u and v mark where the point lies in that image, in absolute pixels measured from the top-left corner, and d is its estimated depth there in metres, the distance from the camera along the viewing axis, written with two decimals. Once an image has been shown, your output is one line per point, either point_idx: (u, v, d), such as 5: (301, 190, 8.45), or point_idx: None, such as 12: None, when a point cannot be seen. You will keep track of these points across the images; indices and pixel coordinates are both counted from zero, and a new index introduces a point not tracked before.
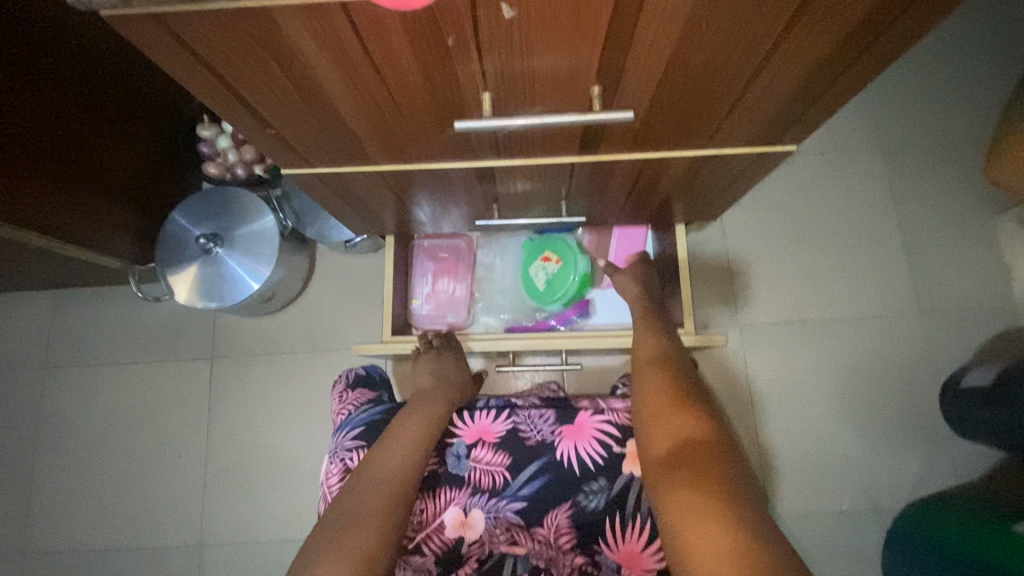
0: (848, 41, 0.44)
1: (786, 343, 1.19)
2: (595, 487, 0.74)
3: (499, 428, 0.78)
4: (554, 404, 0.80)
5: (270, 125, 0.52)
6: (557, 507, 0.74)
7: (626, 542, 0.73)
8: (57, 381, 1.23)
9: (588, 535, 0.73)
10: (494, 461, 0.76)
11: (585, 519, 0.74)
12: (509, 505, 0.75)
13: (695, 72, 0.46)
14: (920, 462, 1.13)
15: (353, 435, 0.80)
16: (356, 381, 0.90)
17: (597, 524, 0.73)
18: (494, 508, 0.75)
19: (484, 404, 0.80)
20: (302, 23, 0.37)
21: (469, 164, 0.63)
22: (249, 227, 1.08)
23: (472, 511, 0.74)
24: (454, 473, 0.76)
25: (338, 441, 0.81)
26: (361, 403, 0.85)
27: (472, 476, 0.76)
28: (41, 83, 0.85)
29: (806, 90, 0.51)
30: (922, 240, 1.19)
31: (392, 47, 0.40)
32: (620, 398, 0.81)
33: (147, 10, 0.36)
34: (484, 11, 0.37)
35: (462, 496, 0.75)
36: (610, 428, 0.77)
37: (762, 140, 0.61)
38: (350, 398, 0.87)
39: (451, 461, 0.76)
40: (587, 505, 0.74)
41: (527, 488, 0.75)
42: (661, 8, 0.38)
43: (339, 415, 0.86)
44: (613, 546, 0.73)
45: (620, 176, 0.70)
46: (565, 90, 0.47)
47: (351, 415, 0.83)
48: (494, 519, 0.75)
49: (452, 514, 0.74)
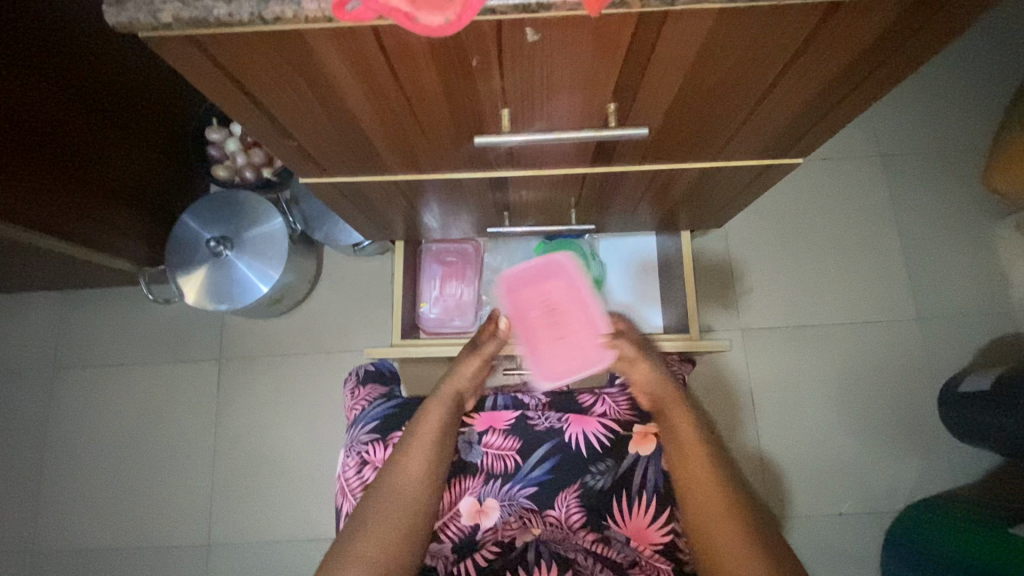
0: (861, 59, 0.45)
1: (787, 348, 1.21)
2: (601, 467, 0.77)
3: (510, 416, 0.81)
4: (559, 400, 0.83)
5: (292, 138, 0.54)
6: (567, 488, 0.76)
7: (633, 517, 0.74)
8: (66, 381, 1.24)
9: (595, 512, 0.75)
10: (505, 446, 0.78)
11: (594, 498, 0.75)
12: (521, 490, 0.76)
13: (708, 90, 0.47)
14: (919, 466, 1.15)
15: (369, 429, 0.81)
16: (368, 377, 0.91)
17: (604, 502, 0.75)
18: (507, 494, 0.76)
19: (495, 402, 0.84)
20: (334, 44, 0.38)
21: (483, 174, 0.64)
22: (258, 230, 1.09)
23: (487, 499, 0.76)
24: (467, 461, 0.77)
25: (354, 434, 0.82)
26: (374, 398, 0.86)
27: (484, 462, 0.78)
28: (60, 90, 0.87)
29: (815, 106, 0.52)
30: (921, 247, 1.22)
31: (417, 68, 0.42)
32: (617, 386, 0.85)
33: (186, 33, 0.37)
34: (509, 37, 0.38)
35: (476, 486, 0.76)
36: (615, 416, 0.81)
37: (767, 155, 0.63)
38: (362, 393, 0.87)
39: (464, 448, 0.78)
40: (594, 484, 0.76)
41: (538, 470, 0.77)
42: (679, 32, 0.39)
43: (352, 410, 0.87)
44: (621, 521, 0.75)
45: (629, 186, 0.71)
46: (582, 107, 0.48)
47: (366, 410, 0.84)
48: (509, 507, 0.76)
49: (468, 503, 0.75)
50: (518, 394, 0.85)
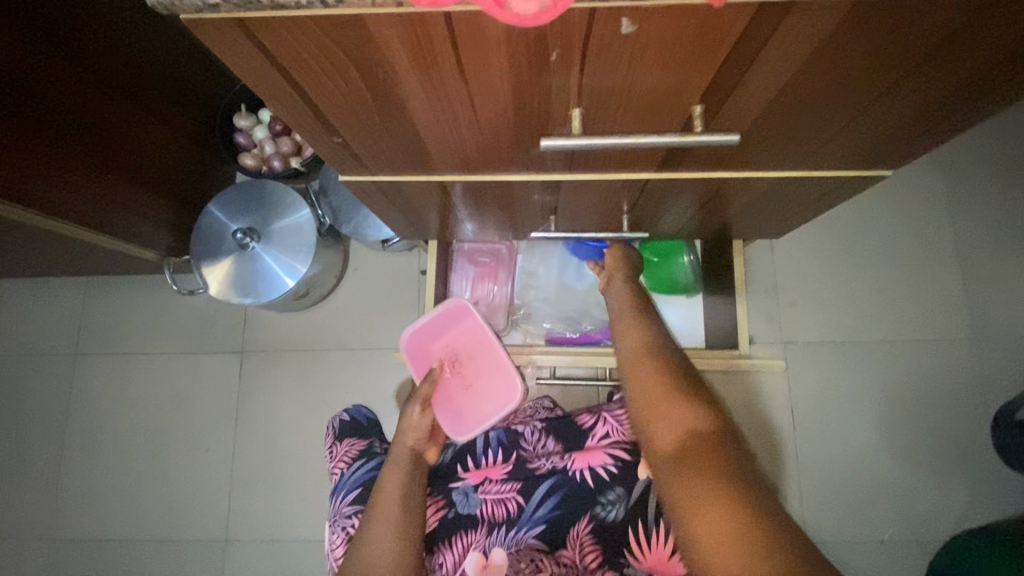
0: (1001, 63, 0.38)
1: (832, 364, 1.14)
2: (612, 496, 0.72)
3: (505, 465, 0.79)
4: (556, 430, 0.81)
5: (338, 135, 0.50)
6: (578, 523, 0.72)
7: (653, 549, 0.70)
8: (88, 368, 1.22)
9: (613, 549, 0.71)
10: (504, 489, 0.76)
11: (607, 533, 0.71)
12: (529, 532, 0.72)
13: (817, 92, 0.42)
14: (969, 494, 1.08)
15: (350, 499, 0.78)
16: (345, 434, 0.89)
17: (620, 536, 0.71)
18: (514, 539, 0.72)
19: (485, 446, 0.82)
20: (397, 30, 0.33)
21: (537, 177, 0.59)
22: (270, 223, 1.05)
23: (493, 551, 0.72)
24: (465, 513, 0.75)
25: (336, 506, 0.79)
26: (353, 458, 0.84)
27: (484, 510, 0.75)
28: (86, 69, 0.83)
29: (932, 113, 0.45)
30: (980, 261, 1.15)
31: (487, 60, 0.37)
32: (618, 403, 0.81)
33: (233, 15, 0.33)
34: (600, 28, 0.33)
35: (480, 538, 0.74)
36: (622, 444, 0.76)
37: (855, 165, 0.57)
38: (342, 453, 0.86)
39: (460, 499, 0.76)
40: (605, 516, 0.72)
41: (543, 508, 0.73)
42: (801, 26, 0.34)
43: (333, 473, 0.85)
44: (640, 555, 0.70)
45: (690, 195, 0.66)
46: (663, 108, 0.43)
47: (343, 476, 0.81)
48: (517, 552, 0.71)
49: (474, 559, 0.72)
50: (513, 426, 0.84)
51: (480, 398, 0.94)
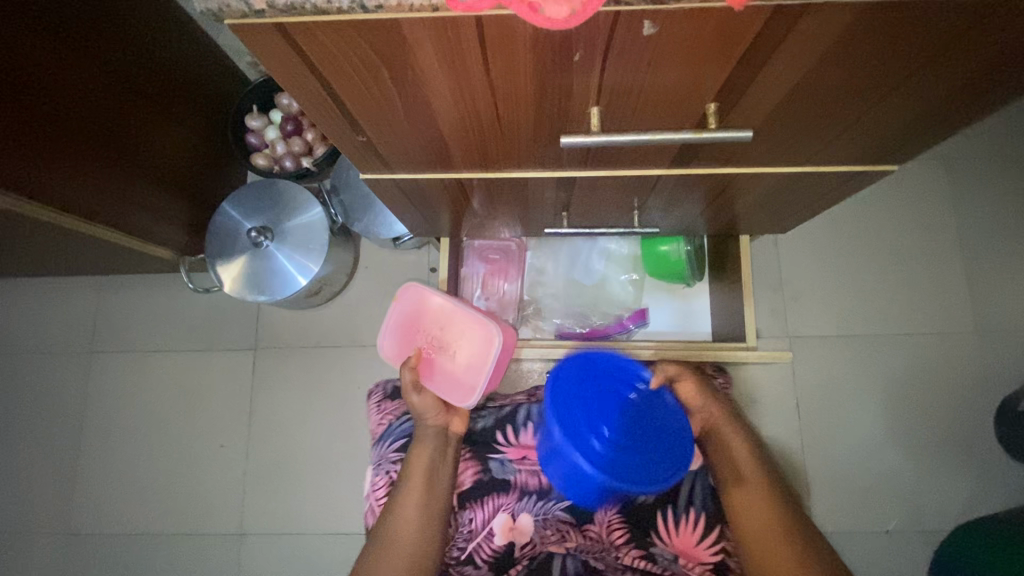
0: (1005, 62, 0.40)
1: (838, 358, 1.16)
2: None
3: None
4: None
5: (361, 133, 0.51)
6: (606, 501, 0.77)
7: (680, 534, 0.75)
8: (104, 366, 1.24)
9: (640, 527, 0.76)
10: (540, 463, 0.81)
11: (634, 510, 0.77)
12: (558, 503, 0.78)
13: (827, 90, 0.43)
14: (973, 486, 1.10)
15: (396, 447, 0.82)
16: (394, 393, 0.90)
17: (648, 516, 0.77)
18: (543, 508, 0.78)
19: (526, 420, 0.85)
20: (429, 33, 0.35)
21: (552, 174, 0.61)
22: (295, 220, 1.07)
23: (521, 515, 0.78)
24: (500, 479, 0.80)
25: (381, 451, 0.83)
26: (401, 414, 0.86)
27: (519, 479, 0.80)
28: (99, 70, 0.84)
29: (937, 110, 0.47)
30: (983, 257, 1.16)
31: (513, 62, 0.38)
32: None
33: (274, 20, 0.35)
34: (622, 32, 0.35)
35: (510, 502, 0.78)
36: None
37: (863, 161, 0.58)
38: (390, 408, 0.88)
39: (496, 467, 0.81)
40: (636, 496, 0.78)
41: None
42: (813, 28, 0.35)
43: (378, 426, 0.87)
44: (667, 538, 0.75)
45: (701, 192, 0.68)
46: (679, 106, 0.44)
47: (392, 426, 0.85)
48: (544, 520, 0.78)
49: (501, 520, 0.77)
50: None
51: (471, 370, 0.81)
